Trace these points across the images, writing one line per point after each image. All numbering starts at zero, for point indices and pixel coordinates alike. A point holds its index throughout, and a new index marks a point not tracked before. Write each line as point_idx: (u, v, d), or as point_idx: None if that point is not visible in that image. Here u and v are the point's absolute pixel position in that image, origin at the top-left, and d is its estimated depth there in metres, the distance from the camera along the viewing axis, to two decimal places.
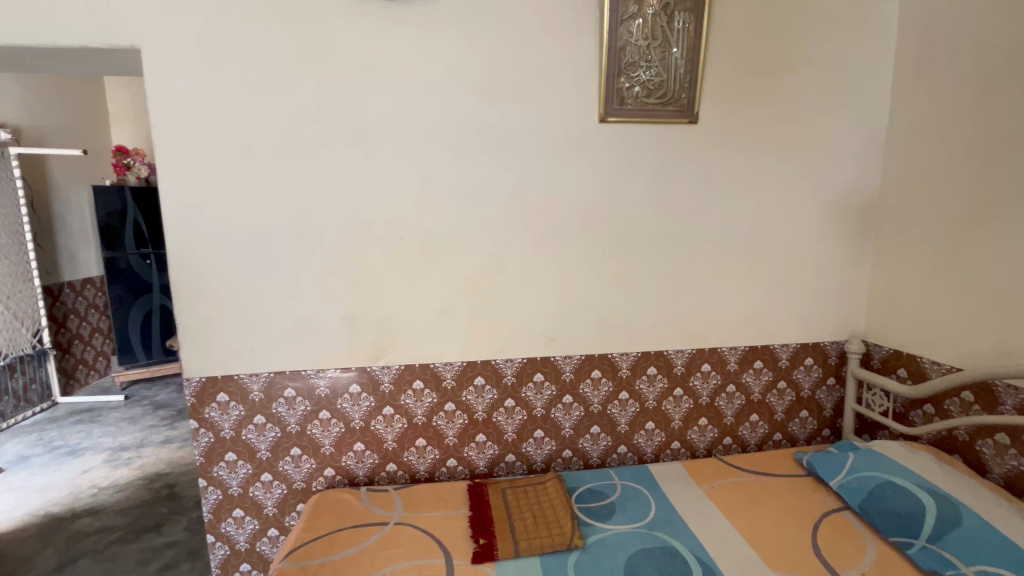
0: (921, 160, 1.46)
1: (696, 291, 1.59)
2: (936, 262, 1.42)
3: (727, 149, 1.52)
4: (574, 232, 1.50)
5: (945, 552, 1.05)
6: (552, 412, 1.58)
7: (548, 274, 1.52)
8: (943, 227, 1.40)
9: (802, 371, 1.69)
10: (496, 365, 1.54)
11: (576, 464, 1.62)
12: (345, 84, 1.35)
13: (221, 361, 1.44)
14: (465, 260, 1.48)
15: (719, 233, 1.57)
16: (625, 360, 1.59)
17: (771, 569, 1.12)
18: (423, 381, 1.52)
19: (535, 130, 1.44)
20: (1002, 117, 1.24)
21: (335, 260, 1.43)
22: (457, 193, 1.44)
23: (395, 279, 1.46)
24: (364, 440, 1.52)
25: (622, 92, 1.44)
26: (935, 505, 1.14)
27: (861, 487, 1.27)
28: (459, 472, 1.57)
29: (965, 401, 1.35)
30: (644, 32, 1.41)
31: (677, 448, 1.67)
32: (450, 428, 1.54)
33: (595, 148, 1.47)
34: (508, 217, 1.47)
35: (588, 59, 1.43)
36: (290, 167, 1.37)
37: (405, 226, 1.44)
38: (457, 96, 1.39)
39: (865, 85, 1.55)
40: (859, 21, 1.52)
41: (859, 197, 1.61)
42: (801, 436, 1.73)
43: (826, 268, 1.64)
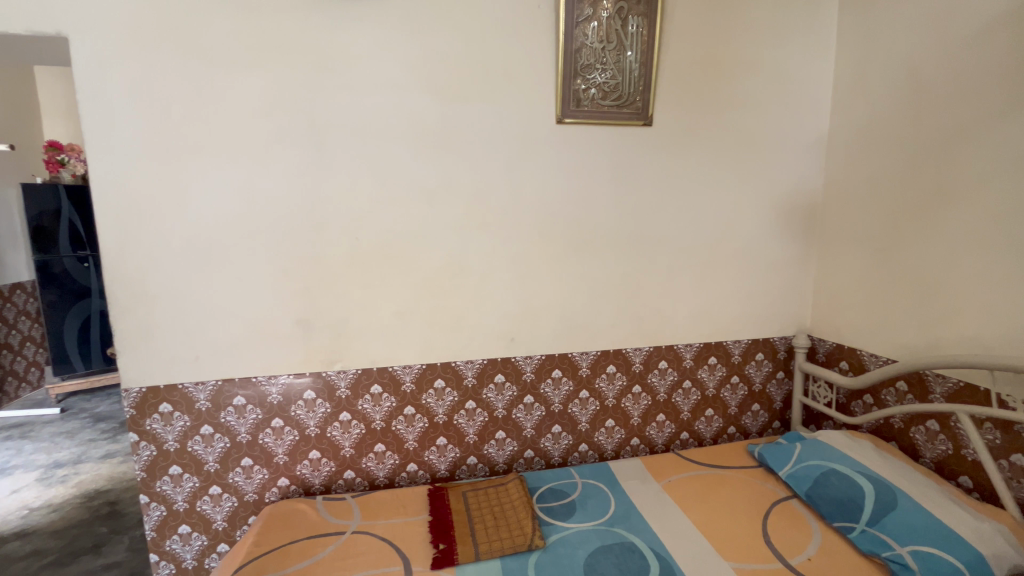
0: (859, 164, 1.54)
1: (652, 290, 1.63)
2: (873, 260, 1.50)
3: (680, 151, 1.56)
4: (533, 232, 1.51)
5: (882, 534, 1.11)
6: (513, 412, 1.57)
7: (508, 275, 1.51)
8: (878, 227, 1.48)
9: (753, 365, 1.76)
10: (456, 367, 1.52)
11: (538, 464, 1.63)
12: (296, 80, 1.31)
13: (164, 370, 1.36)
14: (422, 261, 1.45)
15: (674, 234, 1.60)
16: (585, 359, 1.61)
17: (724, 558, 1.15)
18: (381, 385, 1.48)
19: (493, 130, 1.43)
20: (929, 123, 1.33)
21: (287, 262, 1.38)
22: (414, 194, 1.41)
23: (350, 281, 1.42)
24: (320, 448, 1.47)
25: (579, 94, 1.45)
26: (873, 489, 1.21)
27: (807, 475, 1.33)
28: (420, 476, 1.55)
29: (900, 391, 1.43)
30: (599, 35, 1.43)
31: (636, 444, 1.70)
32: (410, 432, 1.52)
33: (553, 149, 1.48)
34: (467, 218, 1.46)
35: (544, 60, 1.43)
36: (237, 165, 1.31)
37: (361, 227, 1.40)
38: (413, 94, 1.37)
39: (807, 91, 1.63)
40: (802, 31, 1.59)
41: (803, 198, 1.69)
42: (753, 428, 1.80)
43: (775, 267, 1.71)
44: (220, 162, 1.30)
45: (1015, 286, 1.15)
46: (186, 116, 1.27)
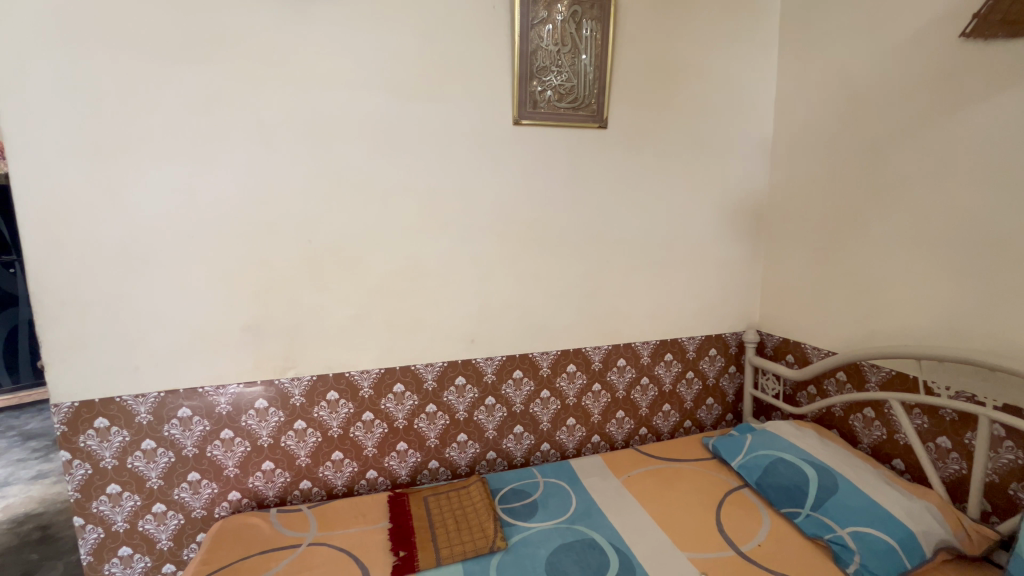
0: (801, 167, 1.62)
1: (610, 289, 1.66)
2: (815, 258, 1.59)
3: (634, 154, 1.60)
4: (492, 233, 1.51)
5: (823, 517, 1.18)
6: (474, 414, 1.57)
7: (468, 276, 1.51)
8: (818, 227, 1.57)
9: (707, 361, 1.82)
10: (416, 370, 1.50)
11: (500, 465, 1.63)
12: (241, 76, 1.25)
13: (99, 383, 1.27)
14: (379, 264, 1.42)
15: (629, 235, 1.64)
16: (545, 359, 1.62)
17: (680, 549, 1.19)
18: (338, 392, 1.44)
19: (450, 131, 1.42)
20: (862, 129, 1.41)
21: (235, 266, 1.32)
22: (368, 195, 1.38)
23: (303, 285, 1.38)
24: (273, 458, 1.42)
25: (535, 96, 1.46)
26: (815, 475, 1.27)
27: (757, 465, 1.40)
28: (380, 483, 1.52)
29: (840, 381, 1.52)
30: (554, 38, 1.44)
31: (597, 441, 1.73)
32: (369, 439, 1.48)
33: (510, 151, 1.48)
34: (424, 219, 1.44)
35: (500, 61, 1.44)
36: (178, 166, 1.24)
37: (314, 229, 1.36)
38: (366, 93, 1.34)
39: (752, 98, 1.70)
40: (747, 39, 1.66)
41: (750, 200, 1.76)
42: (708, 421, 1.86)
43: (725, 265, 1.78)
44: (159, 160, 1.23)
45: (939, 281, 1.24)
46: (120, 112, 1.19)
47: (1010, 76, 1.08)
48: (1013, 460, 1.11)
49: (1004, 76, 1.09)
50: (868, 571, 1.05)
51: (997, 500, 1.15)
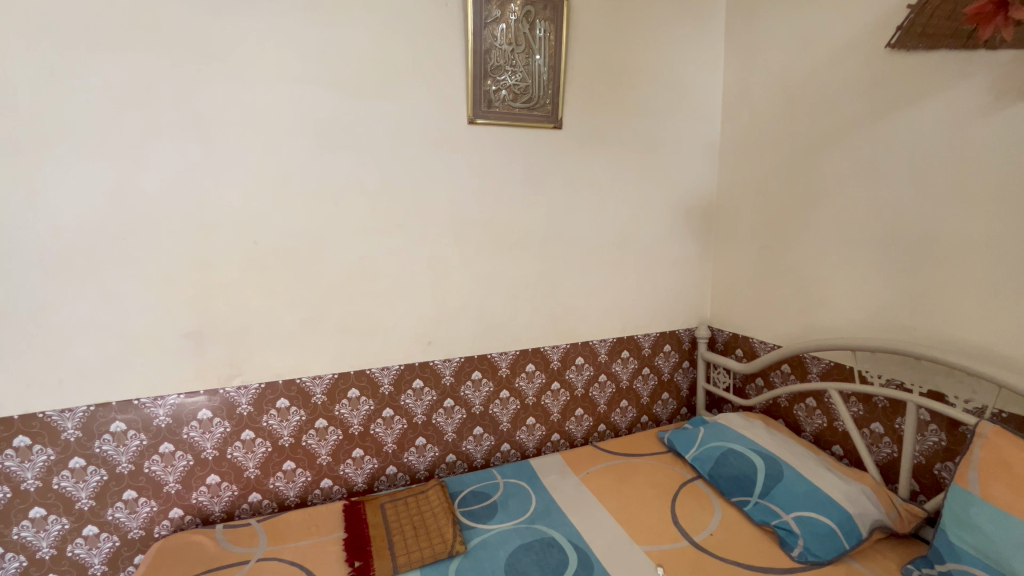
0: (747, 168, 1.69)
1: (567, 288, 1.67)
2: (761, 256, 1.65)
3: (588, 154, 1.62)
4: (447, 233, 1.49)
5: (770, 504, 1.23)
6: (432, 418, 1.54)
7: (423, 277, 1.48)
8: (764, 225, 1.64)
9: (662, 357, 1.87)
10: (371, 374, 1.46)
11: (460, 468, 1.61)
12: (176, 68, 1.18)
13: (18, 399, 1.17)
14: (330, 265, 1.38)
15: (585, 234, 1.66)
16: (504, 359, 1.61)
17: (636, 542, 1.21)
18: (288, 399, 1.38)
19: (403, 129, 1.39)
20: (802, 132, 1.48)
21: (172, 270, 1.24)
22: (318, 194, 1.34)
23: (248, 287, 1.31)
24: (219, 472, 1.34)
25: (490, 95, 1.45)
26: (762, 464, 1.33)
27: (708, 456, 1.44)
28: (335, 492, 1.47)
29: (784, 372, 1.59)
30: (508, 37, 1.42)
31: (557, 439, 1.74)
32: (323, 447, 1.43)
33: (465, 150, 1.47)
34: (377, 219, 1.40)
35: (453, 60, 1.42)
36: (107, 163, 1.16)
37: (259, 229, 1.30)
38: (314, 89, 1.29)
39: (701, 101, 1.76)
40: (695, 45, 1.71)
41: (700, 199, 1.82)
42: (664, 415, 1.91)
43: (678, 263, 1.83)
44: (85, 156, 1.14)
45: (872, 277, 1.32)
46: (37, 103, 1.10)
47: (931, 85, 1.15)
48: (936, 442, 1.19)
49: (925, 84, 1.16)
50: (811, 553, 1.10)
51: (924, 480, 1.23)
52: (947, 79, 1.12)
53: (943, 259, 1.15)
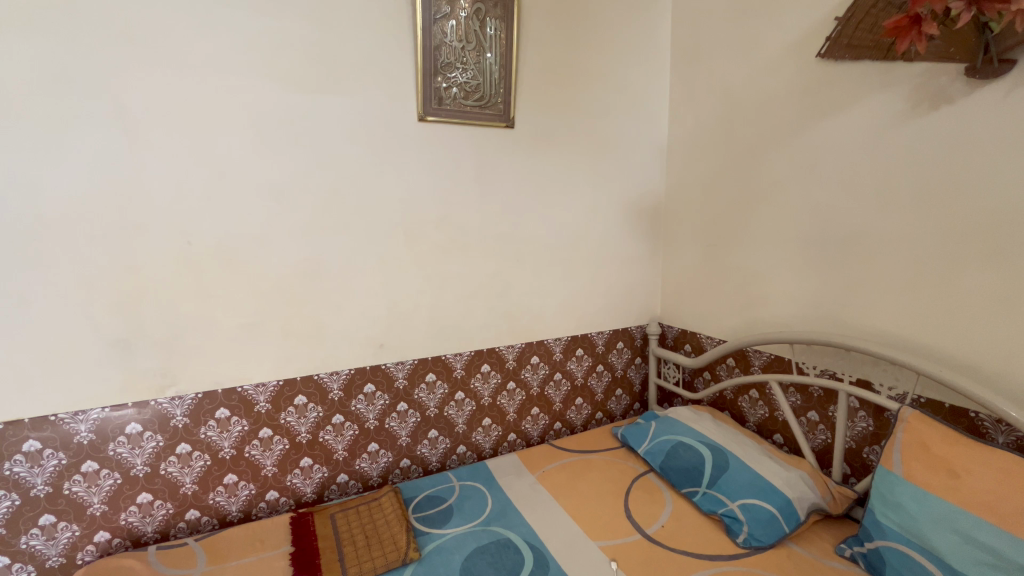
0: (693, 169, 1.75)
1: (521, 288, 1.67)
2: (706, 254, 1.72)
3: (540, 154, 1.62)
4: (398, 232, 1.45)
5: (717, 493, 1.28)
6: (385, 422, 1.50)
7: (373, 278, 1.44)
8: (709, 225, 1.70)
9: (615, 354, 1.90)
10: (319, 380, 1.40)
11: (415, 472, 1.58)
12: (97, 54, 1.09)
13: None
14: (272, 266, 1.31)
15: (539, 233, 1.67)
16: (458, 360, 1.59)
17: (591, 538, 1.22)
18: (228, 409, 1.31)
19: (350, 125, 1.35)
20: (742, 135, 1.54)
21: (93, 274, 1.14)
22: (259, 192, 1.27)
23: (181, 291, 1.23)
24: (151, 489, 1.25)
25: (440, 92, 1.42)
26: (710, 455, 1.38)
27: (659, 450, 1.48)
28: (281, 504, 1.40)
29: (729, 366, 1.66)
30: (458, 34, 1.40)
31: (513, 439, 1.74)
32: (268, 458, 1.36)
33: (416, 147, 1.44)
34: (323, 217, 1.35)
35: (402, 56, 1.38)
36: (13, 156, 1.05)
37: (192, 229, 1.22)
38: (252, 81, 1.23)
39: (648, 103, 1.80)
40: (642, 49, 1.76)
41: (649, 199, 1.87)
42: (617, 411, 1.95)
43: (629, 262, 1.87)
44: None
45: (807, 274, 1.39)
46: None
47: (855, 93, 1.23)
48: (865, 427, 1.27)
49: (852, 93, 1.24)
50: (755, 538, 1.15)
51: (854, 463, 1.31)
52: (870, 88, 1.20)
53: (868, 256, 1.23)
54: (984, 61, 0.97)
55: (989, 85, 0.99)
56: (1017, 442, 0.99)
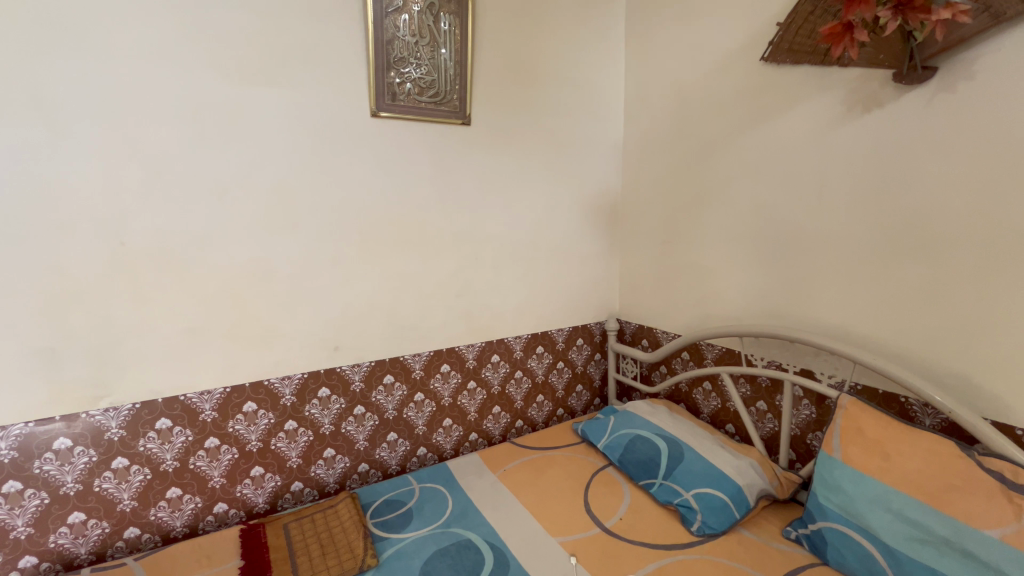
0: (647, 168, 1.79)
1: (480, 286, 1.66)
2: (661, 250, 1.76)
3: (497, 152, 1.62)
4: (352, 232, 1.41)
5: (673, 484, 1.31)
6: (341, 427, 1.46)
7: (326, 278, 1.39)
8: (663, 222, 1.74)
9: (575, 350, 1.92)
10: (270, 386, 1.35)
11: (374, 477, 1.54)
12: (11, 39, 1.00)
13: None
14: (217, 268, 1.25)
15: (497, 232, 1.66)
16: (417, 360, 1.57)
17: (551, 535, 1.23)
18: (170, 419, 1.24)
19: (299, 120, 1.30)
20: (693, 135, 1.59)
21: (11, 278, 1.05)
22: (201, 190, 1.20)
23: (114, 296, 1.15)
24: (84, 508, 1.17)
25: (394, 88, 1.39)
26: (666, 447, 1.41)
27: (618, 444, 1.51)
28: (231, 516, 1.34)
29: (684, 359, 1.71)
30: (411, 28, 1.37)
31: (474, 439, 1.73)
32: (215, 469, 1.30)
33: (369, 144, 1.40)
34: (272, 216, 1.29)
35: (352, 49, 1.34)
36: None
37: (127, 228, 1.14)
38: (189, 72, 1.16)
39: (604, 102, 1.82)
40: (597, 48, 1.78)
41: (606, 198, 1.90)
42: (578, 407, 1.98)
43: (587, 259, 1.90)
44: None
45: (754, 269, 1.45)
46: None
47: (796, 96, 1.29)
48: (808, 414, 1.33)
49: (793, 95, 1.29)
50: (708, 526, 1.19)
51: (799, 449, 1.37)
52: (809, 91, 1.25)
53: (809, 251, 1.29)
54: (909, 67, 1.02)
55: (914, 89, 1.05)
56: (942, 424, 1.06)
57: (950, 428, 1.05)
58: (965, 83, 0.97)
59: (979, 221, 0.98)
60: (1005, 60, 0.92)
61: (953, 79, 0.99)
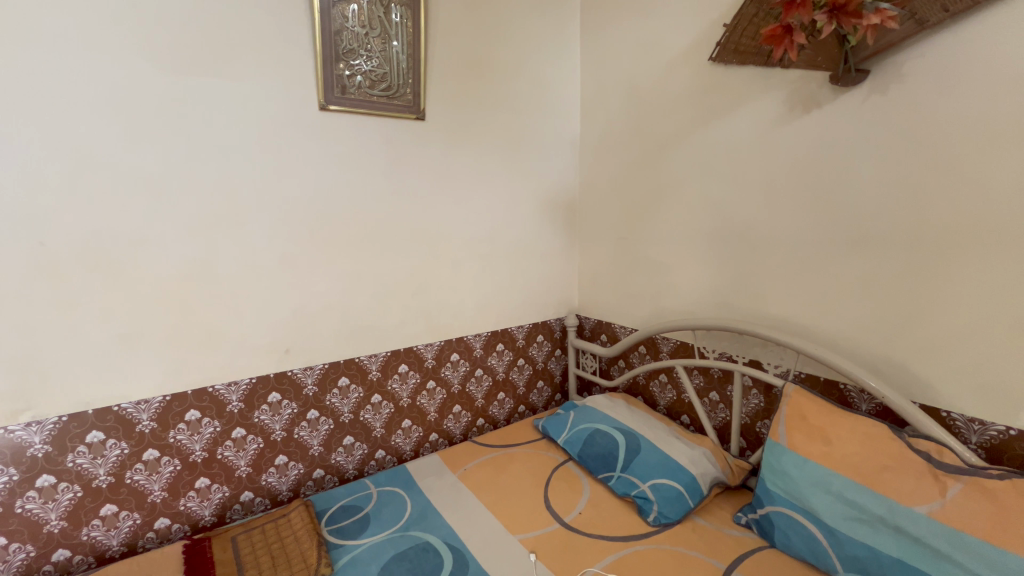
0: (604, 165, 1.81)
1: (438, 285, 1.64)
2: (618, 246, 1.78)
3: (453, 148, 1.59)
4: (302, 230, 1.36)
5: (630, 476, 1.33)
6: (293, 432, 1.40)
7: (274, 278, 1.33)
8: (619, 218, 1.76)
9: (535, 347, 1.93)
10: (214, 392, 1.28)
11: (330, 483, 1.50)
12: None
13: None
14: (152, 270, 1.17)
15: (455, 229, 1.64)
16: (374, 361, 1.53)
17: (512, 533, 1.23)
18: (103, 431, 1.15)
19: (240, 112, 1.23)
20: (646, 132, 1.62)
21: None
22: (132, 186, 1.12)
23: (33, 301, 1.06)
24: (4, 532, 1.07)
25: (343, 80, 1.34)
26: (623, 440, 1.43)
27: (578, 438, 1.52)
28: (174, 532, 1.27)
29: (641, 353, 1.74)
30: (360, 19, 1.32)
31: (435, 439, 1.70)
32: (155, 482, 1.22)
33: (317, 138, 1.35)
34: (213, 214, 1.23)
35: (297, 39, 1.28)
36: None
37: (47, 227, 1.05)
38: (115, 58, 1.08)
39: (560, 98, 1.83)
40: (552, 44, 1.78)
41: (564, 194, 1.91)
42: (539, 403, 1.98)
43: (546, 255, 1.90)
44: None
45: (705, 264, 1.49)
46: None
47: (742, 96, 1.33)
48: (757, 403, 1.38)
49: (739, 95, 1.33)
50: (664, 516, 1.21)
51: (749, 437, 1.42)
52: (754, 91, 1.29)
53: (756, 247, 1.34)
54: (844, 70, 1.07)
55: (850, 91, 1.10)
56: (877, 408, 1.12)
57: (884, 412, 1.11)
58: (895, 86, 1.03)
59: (907, 217, 1.04)
60: (929, 65, 0.97)
61: (885, 82, 1.04)
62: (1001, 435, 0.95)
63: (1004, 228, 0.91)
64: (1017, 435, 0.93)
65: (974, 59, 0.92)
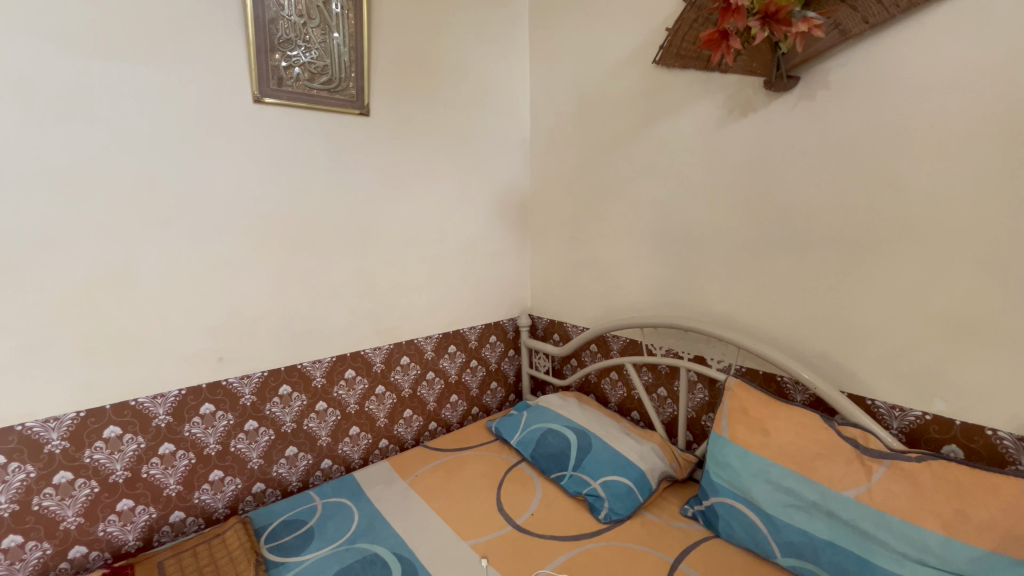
0: (553, 166, 1.81)
1: (386, 286, 1.59)
2: (568, 245, 1.80)
3: (400, 146, 1.55)
4: (236, 230, 1.28)
5: (582, 475, 1.34)
6: (229, 446, 1.32)
7: (205, 281, 1.25)
8: (569, 218, 1.78)
9: (488, 348, 1.91)
10: (137, 406, 1.18)
11: (271, 497, 1.42)
12: None
13: None
14: (59, 274, 1.06)
15: (402, 229, 1.60)
16: (318, 367, 1.46)
17: (464, 540, 1.20)
18: (3, 455, 1.03)
19: (162, 102, 1.14)
20: (594, 133, 1.63)
21: None
22: (34, 180, 1.01)
23: None
24: None
25: (279, 72, 1.27)
26: (575, 439, 1.44)
27: (530, 439, 1.52)
28: (92, 561, 1.16)
29: (592, 352, 1.76)
30: (297, 8, 1.25)
31: (385, 446, 1.65)
32: (69, 508, 1.11)
33: (252, 133, 1.27)
34: (133, 213, 1.13)
35: (227, 26, 1.20)
36: None
37: None
38: (11, 37, 0.96)
39: (509, 98, 1.82)
40: (500, 43, 1.76)
41: (514, 194, 1.90)
42: (493, 404, 1.97)
43: (497, 256, 1.89)
44: None
45: (651, 263, 1.52)
46: None
47: (683, 99, 1.36)
48: (702, 398, 1.42)
49: (681, 98, 1.37)
50: (615, 513, 1.23)
51: (695, 430, 1.46)
52: (695, 94, 1.33)
53: (698, 246, 1.38)
54: (777, 76, 1.12)
55: (782, 97, 1.15)
56: (810, 399, 1.18)
57: (817, 402, 1.17)
58: (822, 92, 1.08)
59: (835, 216, 1.10)
60: (852, 73, 1.03)
61: (813, 88, 1.10)
62: (918, 420, 1.02)
63: (919, 228, 0.98)
64: (931, 420, 1.00)
65: (891, 69, 0.98)
